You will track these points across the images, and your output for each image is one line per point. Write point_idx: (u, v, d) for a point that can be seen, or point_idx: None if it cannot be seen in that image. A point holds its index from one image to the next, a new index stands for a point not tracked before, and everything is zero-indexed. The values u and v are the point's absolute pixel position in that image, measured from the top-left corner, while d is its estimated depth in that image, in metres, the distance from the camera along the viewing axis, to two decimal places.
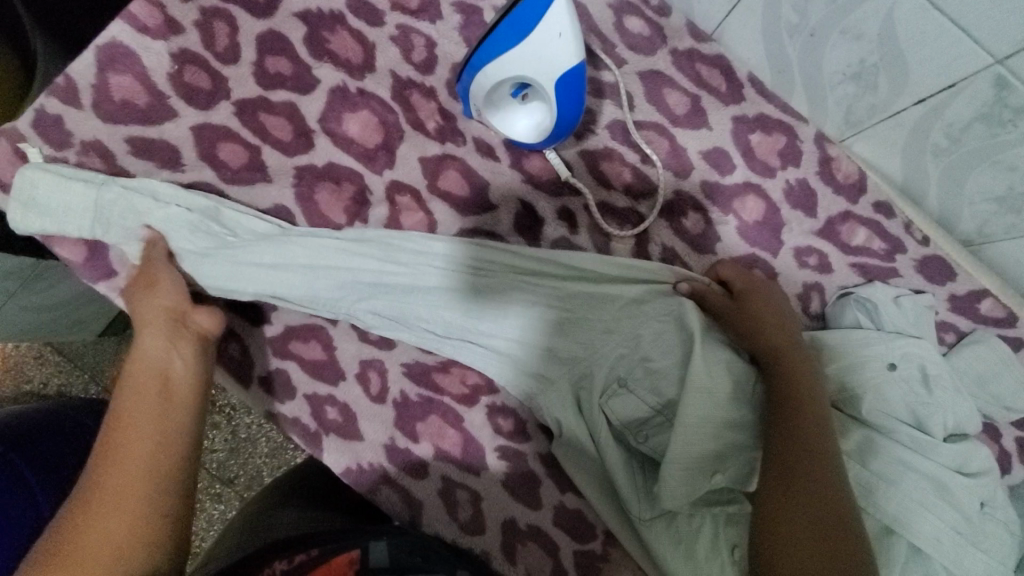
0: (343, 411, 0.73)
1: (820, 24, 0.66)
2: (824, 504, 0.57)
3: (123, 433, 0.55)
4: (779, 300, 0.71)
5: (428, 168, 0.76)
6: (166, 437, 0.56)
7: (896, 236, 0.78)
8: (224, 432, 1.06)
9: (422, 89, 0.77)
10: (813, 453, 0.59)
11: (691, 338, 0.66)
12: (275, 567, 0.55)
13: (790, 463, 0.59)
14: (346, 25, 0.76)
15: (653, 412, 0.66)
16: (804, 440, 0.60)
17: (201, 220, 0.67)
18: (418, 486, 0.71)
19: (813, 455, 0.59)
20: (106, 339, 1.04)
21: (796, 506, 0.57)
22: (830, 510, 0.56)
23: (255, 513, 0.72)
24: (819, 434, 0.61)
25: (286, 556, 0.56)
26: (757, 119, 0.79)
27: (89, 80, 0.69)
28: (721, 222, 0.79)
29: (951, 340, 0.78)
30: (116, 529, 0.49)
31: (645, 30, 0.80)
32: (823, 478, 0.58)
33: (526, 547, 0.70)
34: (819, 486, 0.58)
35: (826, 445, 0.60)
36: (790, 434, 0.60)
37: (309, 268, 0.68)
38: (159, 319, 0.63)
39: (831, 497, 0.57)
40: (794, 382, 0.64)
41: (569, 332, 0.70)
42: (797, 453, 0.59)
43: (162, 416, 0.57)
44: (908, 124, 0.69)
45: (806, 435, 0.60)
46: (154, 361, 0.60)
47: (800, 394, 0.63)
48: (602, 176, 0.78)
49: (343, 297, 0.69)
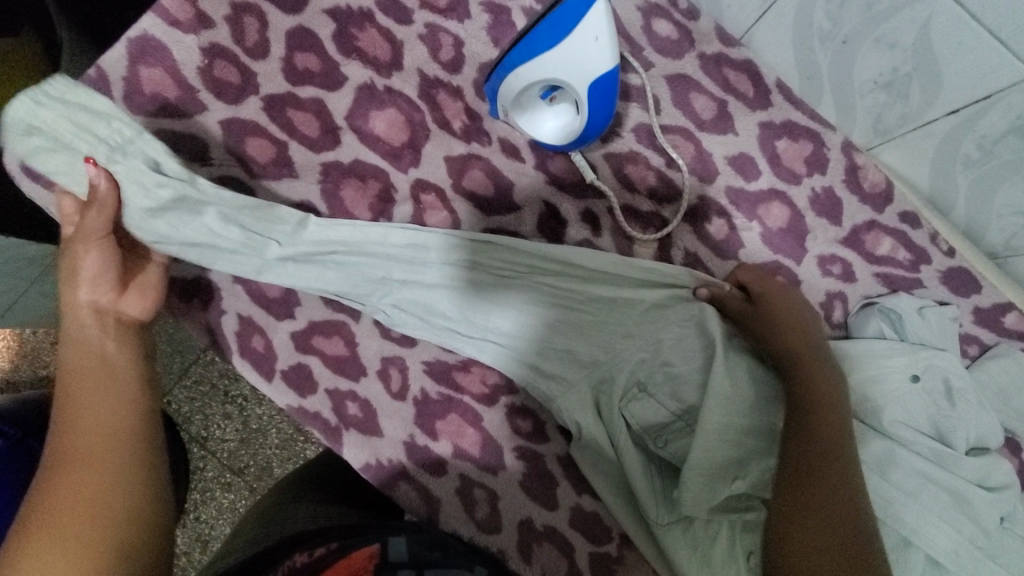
0: (364, 407, 0.73)
1: (853, 31, 0.65)
2: (840, 516, 0.56)
3: (78, 405, 0.55)
4: (804, 305, 0.69)
5: (453, 167, 0.76)
6: (120, 404, 0.56)
7: (922, 247, 0.78)
8: (237, 422, 1.07)
9: (448, 88, 0.77)
10: (830, 459, 0.59)
11: (713, 345, 0.66)
12: (297, 559, 0.56)
13: (805, 469, 0.59)
14: (375, 22, 0.76)
15: (674, 416, 0.67)
16: (820, 447, 0.59)
17: (234, 219, 0.67)
18: (436, 484, 0.72)
19: (831, 461, 0.59)
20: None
21: (807, 518, 0.56)
22: (845, 522, 0.56)
23: (273, 506, 0.72)
24: (836, 439, 0.60)
25: (308, 549, 0.57)
26: (784, 125, 0.78)
27: (121, 73, 0.70)
28: (745, 228, 0.78)
29: (974, 353, 0.77)
30: (84, 484, 0.50)
31: (674, 33, 0.80)
32: (841, 487, 0.58)
33: (542, 547, 0.70)
34: (836, 494, 0.57)
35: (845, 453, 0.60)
36: (807, 439, 0.60)
37: (337, 268, 0.70)
38: (79, 306, 0.60)
39: (843, 508, 0.56)
40: (816, 387, 0.63)
41: (592, 336, 0.70)
42: (815, 463, 0.58)
43: (107, 380, 0.57)
44: (939, 134, 0.68)
45: (823, 443, 0.60)
46: (84, 345, 0.59)
47: (819, 397, 0.62)
48: (627, 179, 0.78)
49: (370, 295, 0.70)
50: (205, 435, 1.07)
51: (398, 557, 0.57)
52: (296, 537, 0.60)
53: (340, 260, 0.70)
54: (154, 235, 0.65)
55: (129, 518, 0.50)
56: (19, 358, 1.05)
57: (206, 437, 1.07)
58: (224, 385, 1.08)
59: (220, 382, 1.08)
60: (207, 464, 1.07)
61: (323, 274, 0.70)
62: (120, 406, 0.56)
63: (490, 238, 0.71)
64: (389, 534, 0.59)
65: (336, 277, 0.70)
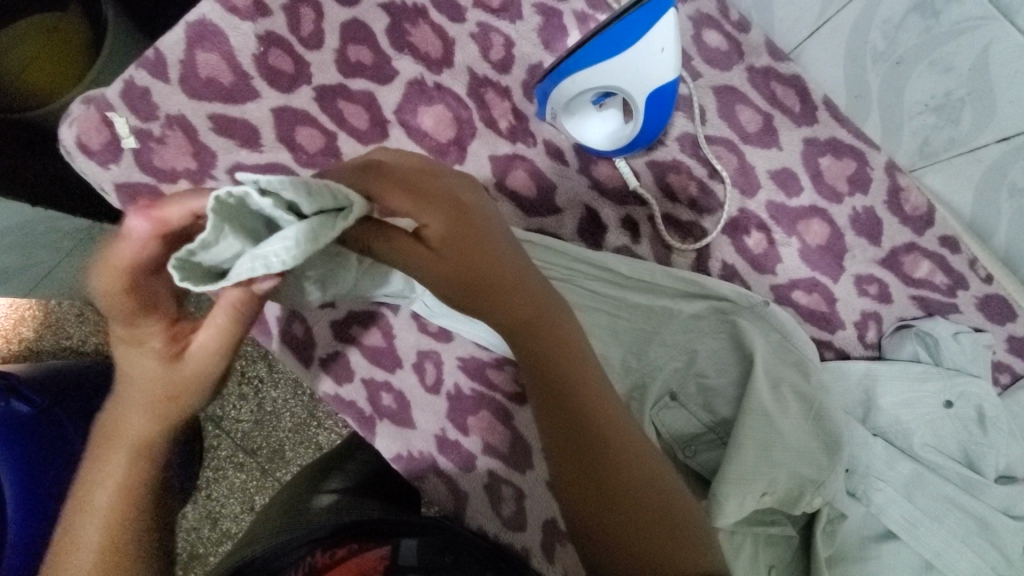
0: (398, 399, 0.74)
1: (908, 53, 0.65)
2: (654, 518, 0.49)
3: (96, 513, 0.49)
4: (467, 197, 0.53)
5: (497, 166, 0.76)
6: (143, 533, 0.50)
7: (960, 272, 0.77)
8: (252, 403, 1.09)
9: (497, 88, 0.78)
10: (603, 440, 0.51)
11: (749, 358, 0.68)
12: (319, 560, 0.58)
13: (587, 465, 0.51)
14: (428, 18, 0.77)
15: (704, 428, 0.70)
16: (589, 432, 0.51)
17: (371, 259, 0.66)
18: (464, 478, 0.73)
19: (611, 450, 0.51)
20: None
21: (619, 533, 0.49)
22: (655, 522, 0.49)
23: (292, 499, 0.75)
24: (607, 414, 0.52)
25: (329, 549, 0.59)
26: (829, 142, 0.78)
27: (177, 55, 0.70)
28: (784, 243, 0.79)
29: (1005, 381, 0.77)
30: None
31: (723, 45, 0.80)
32: (632, 469, 0.51)
33: (565, 548, 0.70)
34: (628, 476, 0.50)
35: (614, 434, 0.51)
36: (574, 427, 0.51)
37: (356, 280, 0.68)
38: (149, 389, 0.49)
39: (655, 503, 0.50)
40: (562, 353, 0.53)
41: (637, 346, 0.72)
42: (583, 442, 0.51)
43: (136, 479, 0.50)
44: (987, 160, 0.68)
45: (600, 427, 0.51)
46: (142, 433, 0.50)
47: (563, 366, 0.52)
48: (669, 188, 0.78)
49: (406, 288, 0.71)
50: (220, 414, 1.09)
51: (408, 561, 0.60)
52: (313, 534, 0.61)
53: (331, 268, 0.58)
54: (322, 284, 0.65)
55: None
56: (43, 328, 1.07)
57: (222, 416, 1.09)
58: (242, 366, 1.09)
59: (238, 363, 1.09)
60: (221, 443, 1.09)
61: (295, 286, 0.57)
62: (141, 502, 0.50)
63: (528, 240, 0.73)
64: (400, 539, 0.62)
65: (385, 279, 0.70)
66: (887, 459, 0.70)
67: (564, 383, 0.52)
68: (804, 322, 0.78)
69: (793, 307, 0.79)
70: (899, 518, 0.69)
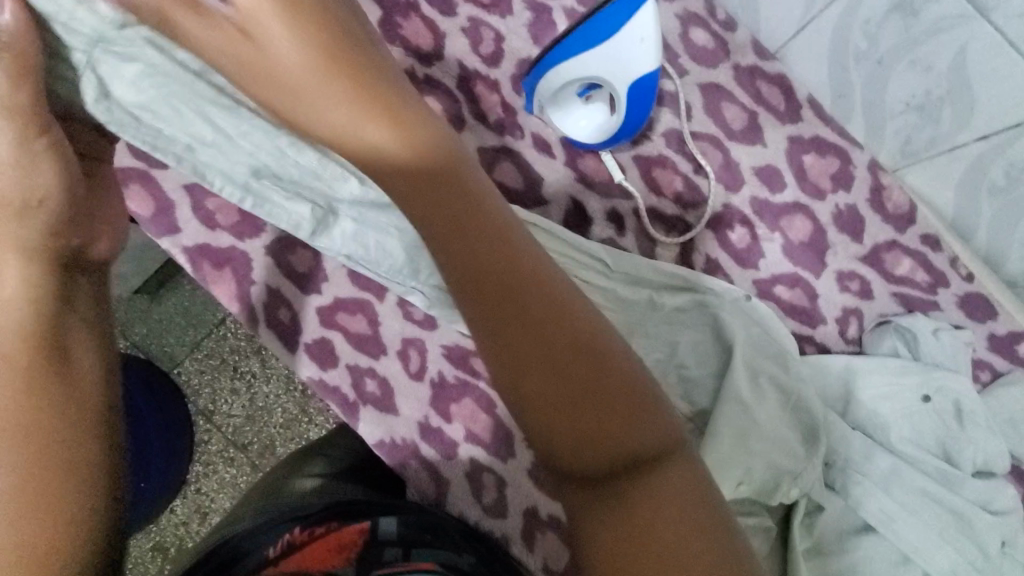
0: (382, 385, 0.75)
1: (890, 52, 0.67)
2: (597, 410, 0.44)
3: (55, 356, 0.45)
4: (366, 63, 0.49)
5: (485, 158, 0.78)
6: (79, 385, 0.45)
7: (941, 270, 0.77)
8: (244, 398, 1.10)
9: (486, 81, 0.79)
10: (546, 320, 0.45)
11: (730, 350, 0.71)
12: (297, 535, 0.57)
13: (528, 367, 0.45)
14: (419, 12, 0.78)
15: (686, 419, 0.72)
16: (525, 310, 0.45)
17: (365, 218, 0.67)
18: (447, 466, 0.73)
19: (553, 329, 0.45)
20: (138, 298, 1.10)
21: (566, 427, 0.44)
22: (601, 421, 0.44)
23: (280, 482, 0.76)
24: (538, 291, 0.45)
25: (307, 526, 0.58)
26: (813, 140, 0.79)
27: None
28: (767, 238, 0.79)
29: (985, 378, 0.77)
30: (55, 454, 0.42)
31: (710, 43, 0.81)
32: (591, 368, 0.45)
33: (544, 535, 0.71)
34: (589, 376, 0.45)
35: (570, 327, 0.45)
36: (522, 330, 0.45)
37: (353, 240, 0.69)
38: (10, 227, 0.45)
39: (604, 387, 0.45)
40: (495, 245, 0.46)
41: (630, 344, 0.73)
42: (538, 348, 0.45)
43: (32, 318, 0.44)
44: (966, 159, 0.69)
45: (545, 326, 0.45)
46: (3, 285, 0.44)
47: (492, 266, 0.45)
48: (654, 182, 0.80)
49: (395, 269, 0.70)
50: (212, 409, 1.10)
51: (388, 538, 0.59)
52: (295, 511, 0.60)
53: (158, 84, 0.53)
54: (315, 226, 0.68)
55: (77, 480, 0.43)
56: None
57: (213, 410, 1.10)
58: (235, 361, 1.10)
59: (231, 357, 1.10)
60: (211, 438, 1.09)
61: (117, 106, 0.53)
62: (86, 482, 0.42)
63: (534, 223, 0.74)
64: (382, 517, 0.61)
65: (368, 248, 0.69)
66: (866, 452, 0.71)
67: (507, 280, 0.45)
68: (786, 317, 0.79)
69: (775, 302, 0.79)
70: (875, 511, 0.69)
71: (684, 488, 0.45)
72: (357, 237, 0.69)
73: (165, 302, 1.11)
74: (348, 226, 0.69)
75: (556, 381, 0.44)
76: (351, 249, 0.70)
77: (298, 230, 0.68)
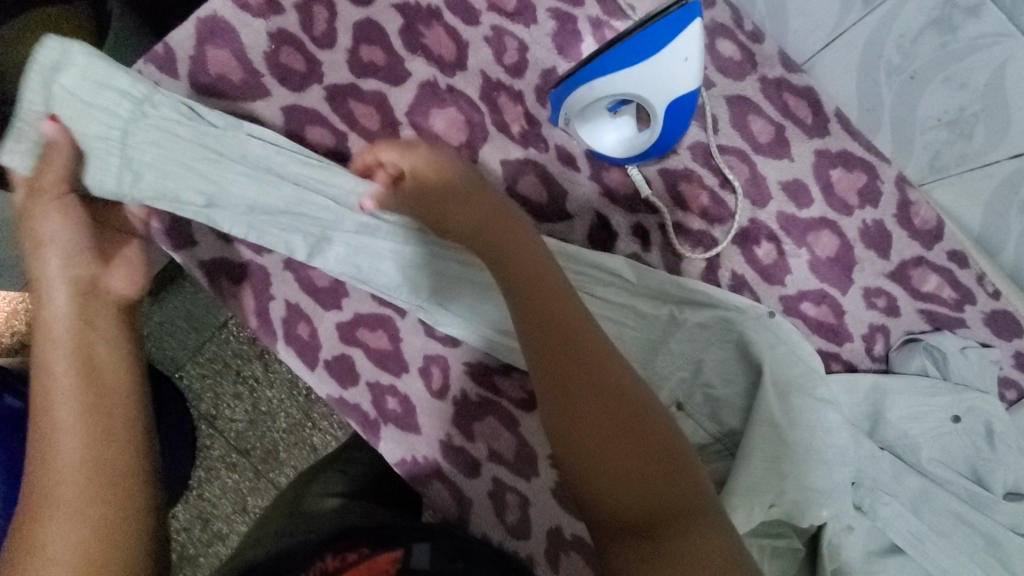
0: (403, 403, 0.73)
1: (924, 68, 0.65)
2: (628, 443, 0.45)
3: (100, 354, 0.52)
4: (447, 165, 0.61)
5: (508, 170, 0.76)
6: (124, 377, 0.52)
7: (968, 286, 0.77)
8: (247, 403, 1.08)
9: (509, 92, 0.77)
10: (574, 343, 0.49)
11: (757, 368, 0.70)
12: (328, 564, 0.55)
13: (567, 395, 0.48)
14: (442, 21, 0.76)
15: (714, 439, 0.72)
16: (557, 328, 0.50)
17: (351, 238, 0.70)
18: (470, 485, 0.72)
19: (581, 359, 0.49)
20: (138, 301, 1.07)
21: (592, 448, 0.46)
22: (631, 451, 0.45)
23: (293, 501, 0.75)
24: (570, 315, 0.51)
25: (339, 553, 0.56)
26: (840, 155, 0.78)
27: (186, 51, 0.71)
28: (793, 254, 0.78)
29: (1011, 397, 0.77)
30: (100, 441, 0.46)
31: (737, 55, 0.80)
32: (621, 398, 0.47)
33: (569, 556, 0.68)
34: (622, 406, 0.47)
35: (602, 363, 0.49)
36: (564, 363, 0.48)
37: (346, 260, 0.70)
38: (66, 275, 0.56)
39: (628, 416, 0.47)
40: (551, 295, 0.53)
41: (651, 361, 0.73)
42: (578, 378, 0.48)
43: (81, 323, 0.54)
44: (999, 176, 0.67)
45: (586, 362, 0.49)
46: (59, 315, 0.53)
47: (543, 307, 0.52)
48: (680, 197, 0.78)
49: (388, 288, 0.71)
50: (214, 414, 1.08)
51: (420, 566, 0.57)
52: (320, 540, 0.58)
53: (160, 155, 0.67)
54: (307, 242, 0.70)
55: (132, 470, 0.46)
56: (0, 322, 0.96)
57: (215, 415, 1.08)
58: (237, 365, 1.08)
59: (233, 361, 1.08)
60: (213, 443, 1.07)
61: (143, 181, 0.67)
62: (136, 472, 0.46)
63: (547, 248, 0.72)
64: (412, 542, 0.59)
65: (361, 269, 0.70)
66: (895, 473, 0.70)
67: (552, 319, 0.51)
68: (812, 334, 0.78)
69: (802, 319, 0.78)
70: (906, 533, 0.68)
71: (708, 548, 0.41)
72: (352, 260, 0.70)
73: (166, 308, 1.08)
74: (341, 249, 0.70)
75: (590, 410, 0.46)
76: (348, 270, 0.70)
77: (295, 253, 0.70)
